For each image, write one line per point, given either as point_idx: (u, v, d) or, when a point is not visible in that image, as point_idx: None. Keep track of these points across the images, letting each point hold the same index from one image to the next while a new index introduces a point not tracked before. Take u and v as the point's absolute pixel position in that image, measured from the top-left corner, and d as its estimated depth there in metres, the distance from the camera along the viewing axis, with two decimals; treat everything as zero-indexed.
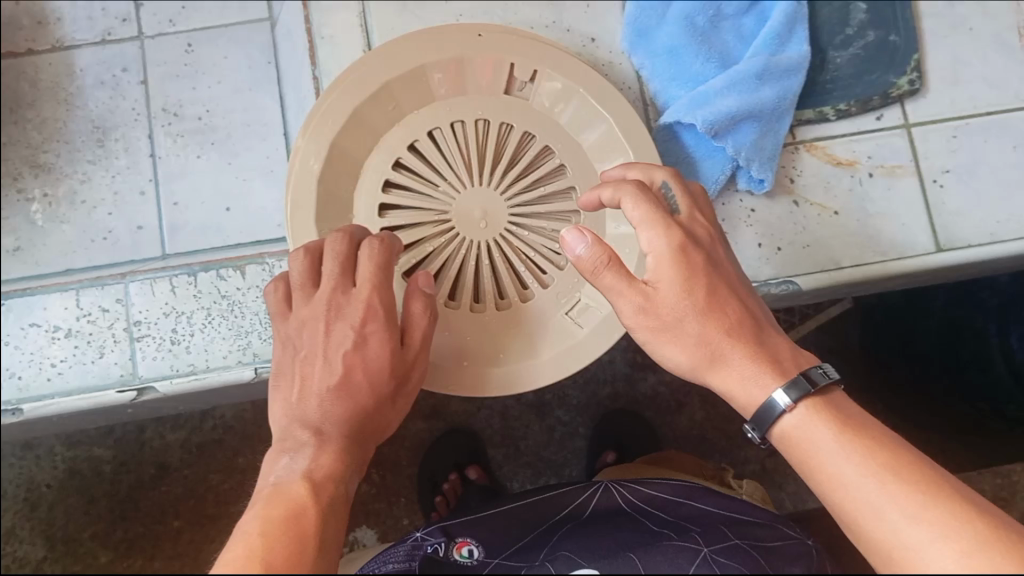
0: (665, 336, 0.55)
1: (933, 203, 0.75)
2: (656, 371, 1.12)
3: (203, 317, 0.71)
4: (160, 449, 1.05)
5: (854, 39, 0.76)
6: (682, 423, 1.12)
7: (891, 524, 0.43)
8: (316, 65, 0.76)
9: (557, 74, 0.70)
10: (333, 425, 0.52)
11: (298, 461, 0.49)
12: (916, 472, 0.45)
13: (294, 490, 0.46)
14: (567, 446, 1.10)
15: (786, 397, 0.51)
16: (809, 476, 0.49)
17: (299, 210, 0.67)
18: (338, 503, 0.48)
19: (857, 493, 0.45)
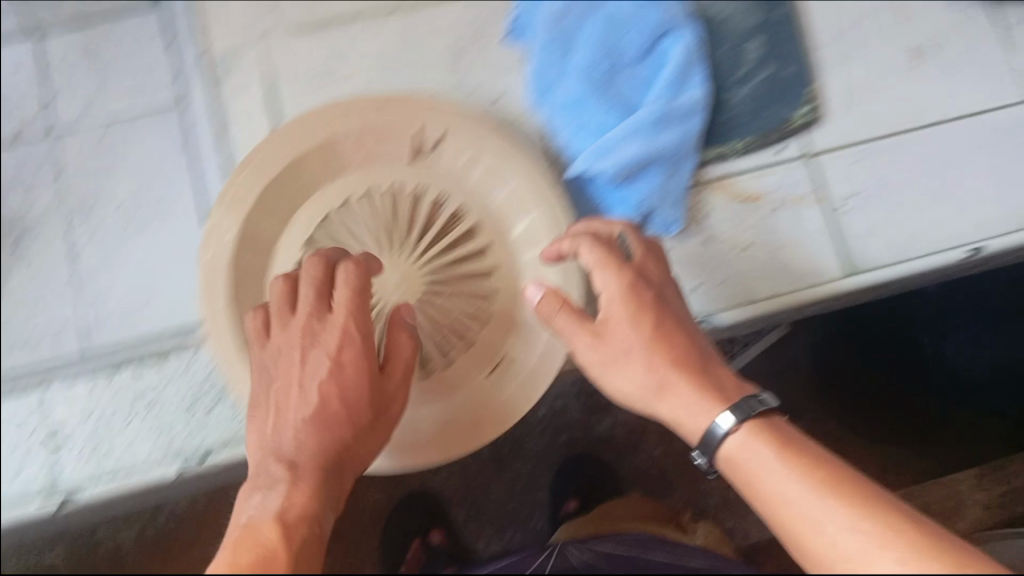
0: (612, 359, 0.57)
1: (841, 229, 0.77)
2: (611, 413, 1.12)
3: (124, 417, 0.70)
4: (114, 550, 1.04)
5: (749, 77, 0.78)
6: (641, 462, 1.12)
7: (832, 534, 0.42)
8: (228, 152, 0.77)
9: (463, 136, 0.70)
10: (308, 456, 0.52)
11: (271, 498, 0.48)
12: (857, 489, 0.44)
13: (265, 532, 0.44)
14: (528, 499, 1.12)
15: (724, 425, 0.51)
16: (752, 497, 0.48)
17: (209, 296, 0.65)
18: (314, 544, 0.46)
19: (795, 505, 0.44)
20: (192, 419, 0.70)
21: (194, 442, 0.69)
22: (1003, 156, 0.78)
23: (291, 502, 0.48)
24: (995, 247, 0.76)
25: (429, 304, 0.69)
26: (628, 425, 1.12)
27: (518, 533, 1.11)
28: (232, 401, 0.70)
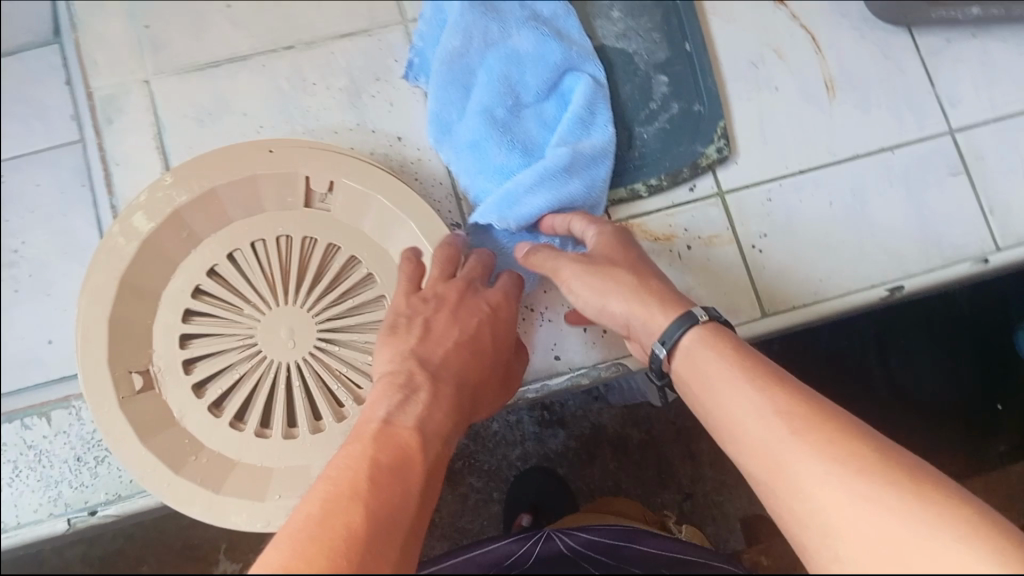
0: (591, 271, 0.56)
1: (754, 268, 0.75)
2: (565, 426, 1.04)
3: (10, 471, 0.68)
4: (60, 566, 1.00)
5: (658, 113, 0.76)
6: (596, 476, 1.04)
7: (809, 492, 0.40)
8: (111, 194, 0.75)
9: (354, 182, 0.69)
10: (448, 377, 0.55)
11: (414, 405, 0.51)
12: (808, 410, 0.44)
13: (404, 434, 0.47)
14: (483, 513, 1.03)
15: (681, 324, 0.51)
16: (716, 423, 0.48)
17: (90, 352, 0.64)
18: (439, 464, 0.48)
19: (772, 460, 0.42)
20: (80, 472, 0.67)
21: (81, 495, 0.67)
22: (915, 191, 0.76)
23: (429, 411, 0.51)
24: (911, 287, 0.75)
25: (321, 355, 0.67)
26: (581, 437, 1.05)
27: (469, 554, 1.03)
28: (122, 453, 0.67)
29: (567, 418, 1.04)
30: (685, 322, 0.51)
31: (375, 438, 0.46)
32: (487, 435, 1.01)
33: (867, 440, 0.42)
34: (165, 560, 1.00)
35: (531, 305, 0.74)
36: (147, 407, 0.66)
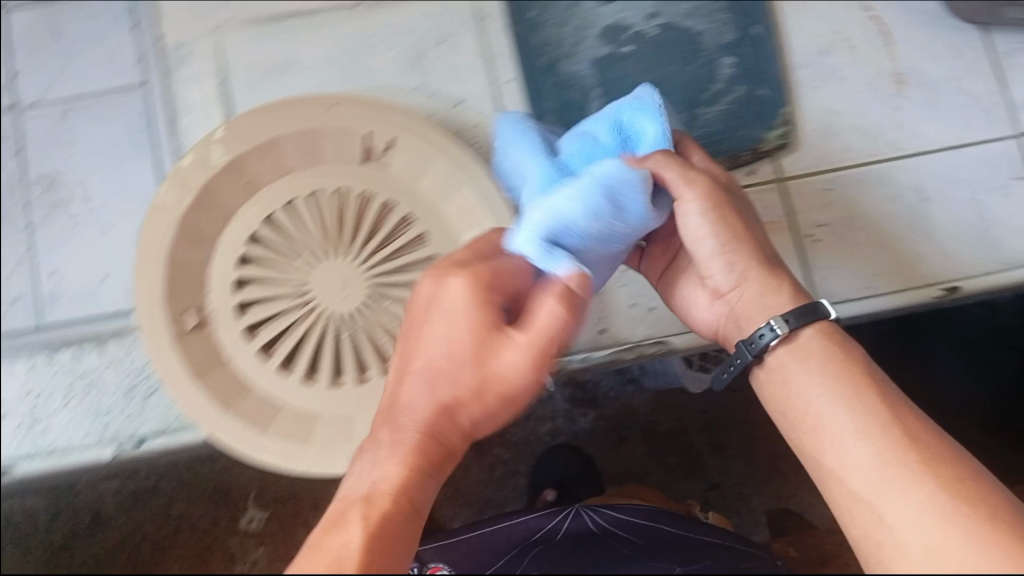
0: (727, 212, 0.55)
1: (808, 259, 0.75)
2: (596, 406, 1.02)
3: (63, 396, 0.70)
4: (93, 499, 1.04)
5: (721, 96, 0.75)
6: (624, 458, 1.03)
7: (894, 509, 0.45)
8: (179, 137, 0.79)
9: (417, 141, 0.70)
10: (411, 419, 0.48)
11: (371, 460, 0.48)
12: (914, 424, 0.48)
13: (372, 488, 0.46)
14: (507, 484, 1.04)
15: (805, 313, 0.54)
16: (787, 414, 0.53)
17: (149, 289, 0.66)
18: (407, 511, 0.46)
19: (858, 464, 0.47)
20: (132, 403, 0.69)
21: (132, 425, 0.69)
22: (978, 192, 0.75)
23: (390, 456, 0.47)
24: (969, 289, 0.74)
25: (370, 309, 0.68)
26: (612, 418, 1.03)
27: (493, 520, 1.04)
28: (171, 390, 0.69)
29: (600, 397, 1.02)
30: (809, 313, 0.54)
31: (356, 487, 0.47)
32: None
33: (943, 458, 0.46)
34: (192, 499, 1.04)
35: None
36: (198, 347, 0.67)
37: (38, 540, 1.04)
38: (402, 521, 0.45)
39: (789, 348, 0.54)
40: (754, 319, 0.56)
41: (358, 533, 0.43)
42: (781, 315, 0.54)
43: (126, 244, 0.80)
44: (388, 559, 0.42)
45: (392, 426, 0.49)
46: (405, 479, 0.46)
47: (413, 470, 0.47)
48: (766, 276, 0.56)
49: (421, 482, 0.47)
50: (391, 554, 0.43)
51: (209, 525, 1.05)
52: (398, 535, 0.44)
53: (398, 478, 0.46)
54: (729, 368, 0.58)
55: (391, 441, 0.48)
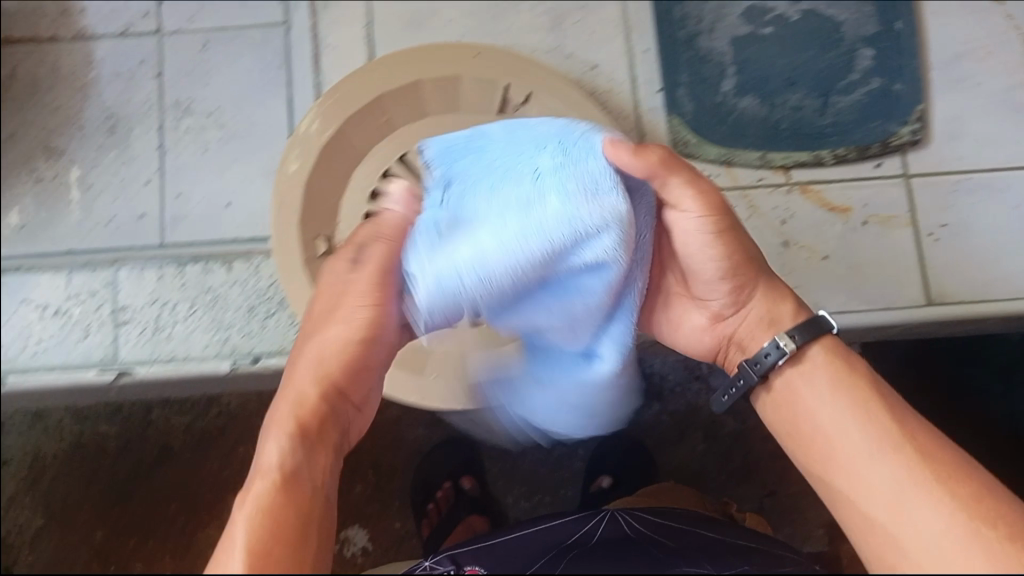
0: (728, 229, 0.52)
1: (927, 257, 0.74)
2: (661, 399, 1.01)
3: (187, 307, 0.75)
4: (165, 431, 1.07)
5: (857, 85, 0.75)
6: (683, 454, 1.01)
7: (924, 523, 0.43)
8: (318, 74, 0.81)
9: (553, 100, 0.71)
10: (302, 391, 0.49)
11: (273, 426, 0.48)
12: (932, 441, 0.46)
13: (274, 456, 0.46)
14: (562, 466, 1.02)
15: (808, 328, 0.52)
16: (795, 439, 0.51)
17: (283, 208, 0.69)
18: (313, 483, 0.46)
19: (878, 480, 0.45)
20: (250, 322, 0.74)
21: (249, 343, 0.74)
22: None
23: (284, 420, 0.48)
24: None
25: None
26: (676, 414, 1.01)
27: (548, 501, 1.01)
28: (290, 311, 0.75)
29: (665, 391, 1.01)
30: (815, 327, 0.52)
31: (260, 455, 0.47)
32: None
33: (961, 470, 0.45)
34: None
35: None
36: (324, 274, 0.69)
37: (114, 462, 1.06)
38: (303, 495, 0.44)
39: (798, 366, 0.52)
40: (754, 338, 0.55)
41: (249, 517, 0.42)
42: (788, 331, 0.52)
43: (247, 174, 0.80)
44: (292, 522, 0.42)
45: (269, 417, 0.49)
46: (292, 458, 0.45)
47: (299, 440, 0.47)
48: (767, 289, 0.55)
49: (319, 460, 0.47)
50: (291, 521, 0.42)
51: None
52: (300, 507, 0.43)
53: (286, 454, 0.46)
54: (731, 388, 0.56)
55: (270, 432, 0.47)
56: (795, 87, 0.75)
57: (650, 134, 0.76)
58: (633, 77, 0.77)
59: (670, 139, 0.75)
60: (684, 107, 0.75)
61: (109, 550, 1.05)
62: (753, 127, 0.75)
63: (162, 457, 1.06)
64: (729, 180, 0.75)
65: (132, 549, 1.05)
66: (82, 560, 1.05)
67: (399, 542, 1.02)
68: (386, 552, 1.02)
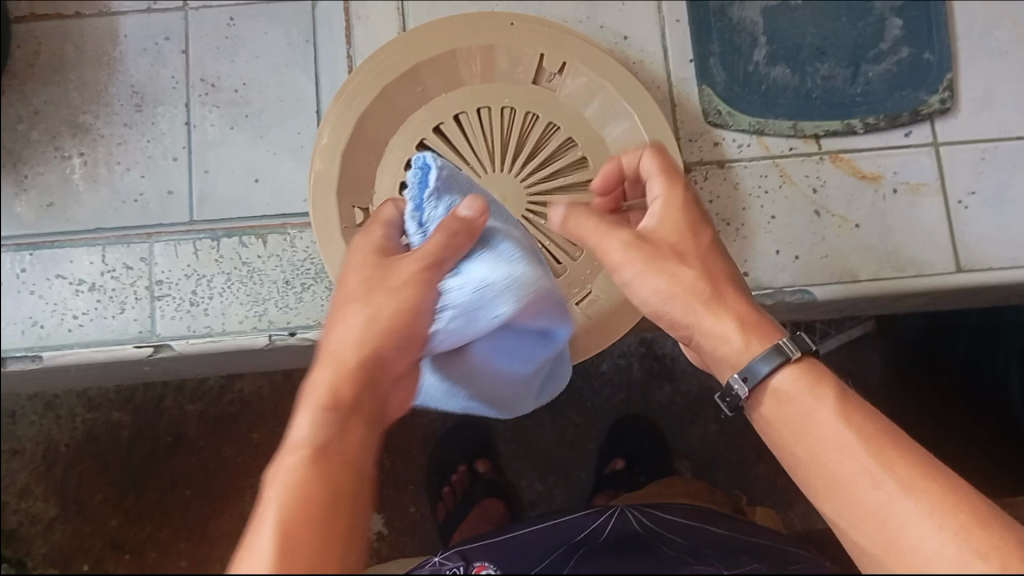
0: (653, 268, 0.53)
1: (957, 224, 0.75)
2: (673, 380, 1.05)
3: (223, 282, 0.77)
4: (178, 418, 1.06)
5: (887, 54, 0.77)
6: (695, 436, 1.04)
7: (922, 548, 0.41)
8: (350, 46, 0.81)
9: (586, 68, 0.72)
10: (340, 367, 0.45)
11: (307, 399, 0.44)
12: (910, 466, 0.44)
13: (306, 436, 0.41)
14: (577, 449, 1.04)
15: (770, 358, 0.50)
16: (784, 447, 0.49)
17: (321, 182, 0.70)
18: (350, 467, 0.41)
19: (864, 512, 0.44)
20: (286, 295, 0.76)
21: (285, 317, 0.76)
22: None
23: (321, 393, 0.44)
24: None
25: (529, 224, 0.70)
26: (688, 394, 1.05)
27: (561, 483, 1.04)
28: (327, 285, 0.77)
29: (676, 372, 1.05)
30: (774, 358, 0.50)
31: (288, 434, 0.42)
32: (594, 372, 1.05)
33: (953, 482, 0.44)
34: (276, 431, 1.05)
35: (726, 220, 0.76)
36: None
37: (128, 449, 1.06)
38: (337, 476, 0.40)
39: (767, 399, 0.51)
40: (719, 369, 0.54)
41: (277, 499, 0.38)
42: (742, 370, 0.51)
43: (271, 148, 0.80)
44: (322, 514, 0.38)
45: (305, 385, 0.45)
46: (324, 432, 0.41)
47: (333, 412, 0.42)
48: (708, 321, 0.52)
49: (354, 433, 0.43)
50: (322, 505, 0.38)
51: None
52: (332, 488, 0.39)
53: (318, 428, 0.42)
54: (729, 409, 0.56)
55: (304, 402, 0.43)
56: (825, 57, 0.77)
57: (681, 104, 0.78)
58: (665, 48, 0.79)
59: (702, 109, 0.78)
60: (716, 78, 0.78)
61: (125, 537, 1.05)
62: (785, 96, 0.77)
63: (177, 445, 1.06)
64: (761, 150, 0.77)
65: (149, 535, 1.05)
66: (99, 547, 1.05)
67: (413, 527, 1.04)
68: (400, 537, 1.04)
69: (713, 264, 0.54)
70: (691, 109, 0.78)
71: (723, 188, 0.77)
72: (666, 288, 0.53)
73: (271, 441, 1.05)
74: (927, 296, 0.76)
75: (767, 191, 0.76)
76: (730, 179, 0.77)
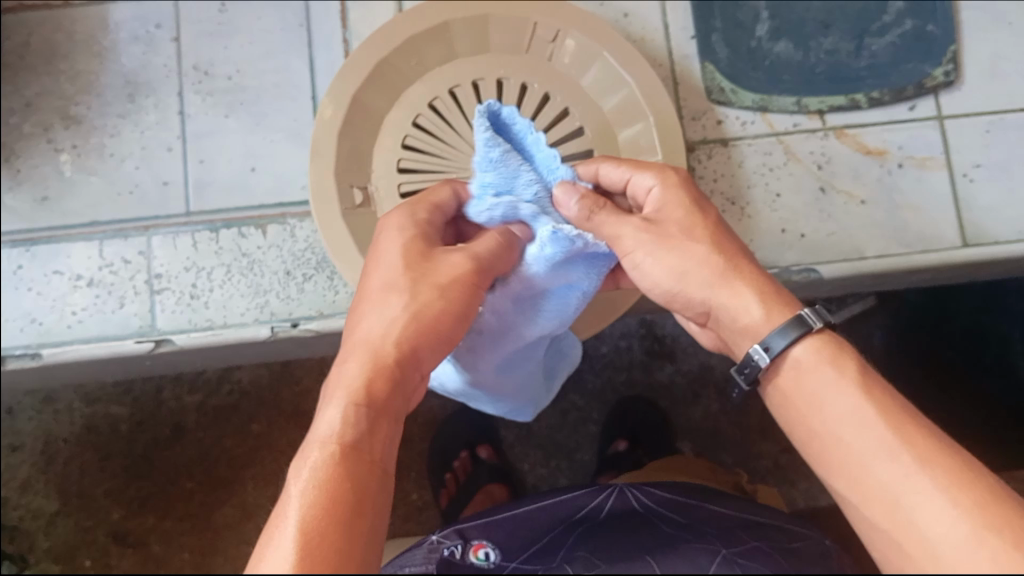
0: (666, 248, 0.53)
1: (963, 198, 0.74)
2: (675, 359, 1.04)
3: (223, 273, 0.76)
4: (177, 410, 1.05)
5: (891, 27, 0.76)
6: (698, 415, 1.04)
7: (927, 531, 0.40)
8: (346, 28, 0.80)
9: (581, 34, 0.72)
10: (376, 360, 0.47)
11: (336, 393, 0.46)
12: (929, 442, 0.43)
13: (335, 432, 0.43)
14: (580, 431, 1.04)
15: (787, 331, 0.49)
16: (797, 425, 0.48)
17: (318, 162, 0.70)
18: (378, 461, 0.44)
19: (874, 487, 0.42)
20: (287, 286, 0.75)
21: (287, 308, 0.75)
22: None
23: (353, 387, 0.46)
24: None
25: None
26: (690, 373, 1.04)
27: (564, 467, 1.03)
28: (328, 275, 0.75)
29: (678, 352, 1.04)
30: (796, 329, 0.49)
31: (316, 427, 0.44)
32: (597, 354, 1.04)
33: (973, 467, 0.42)
34: (276, 420, 1.04)
35: (731, 199, 0.76)
36: (365, 222, 0.70)
37: (128, 442, 1.05)
38: (362, 471, 0.42)
39: (787, 371, 0.49)
40: (735, 342, 0.53)
41: (306, 495, 0.41)
42: (763, 341, 0.50)
43: (267, 135, 0.79)
44: (347, 510, 0.40)
45: (334, 378, 0.47)
46: (353, 428, 0.44)
47: (363, 408, 0.45)
48: (725, 296, 0.52)
49: (382, 429, 0.45)
50: (346, 500, 0.40)
51: (288, 448, 1.04)
52: (359, 483, 0.41)
53: (348, 424, 0.44)
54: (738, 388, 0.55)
55: (335, 394, 0.46)
56: (828, 30, 0.76)
57: (683, 82, 0.78)
58: (666, 24, 0.78)
59: (705, 87, 0.77)
60: (718, 54, 0.77)
61: (127, 530, 1.04)
62: (789, 71, 0.76)
63: (177, 435, 1.05)
64: (766, 126, 0.76)
65: (151, 527, 1.04)
66: (101, 541, 1.04)
67: (417, 513, 1.03)
68: (404, 523, 1.03)
69: (727, 242, 0.54)
70: (694, 86, 0.77)
71: (726, 163, 0.76)
72: (680, 267, 0.53)
73: (272, 430, 1.04)
74: (935, 271, 0.76)
75: (773, 168, 0.76)
76: (733, 157, 0.76)
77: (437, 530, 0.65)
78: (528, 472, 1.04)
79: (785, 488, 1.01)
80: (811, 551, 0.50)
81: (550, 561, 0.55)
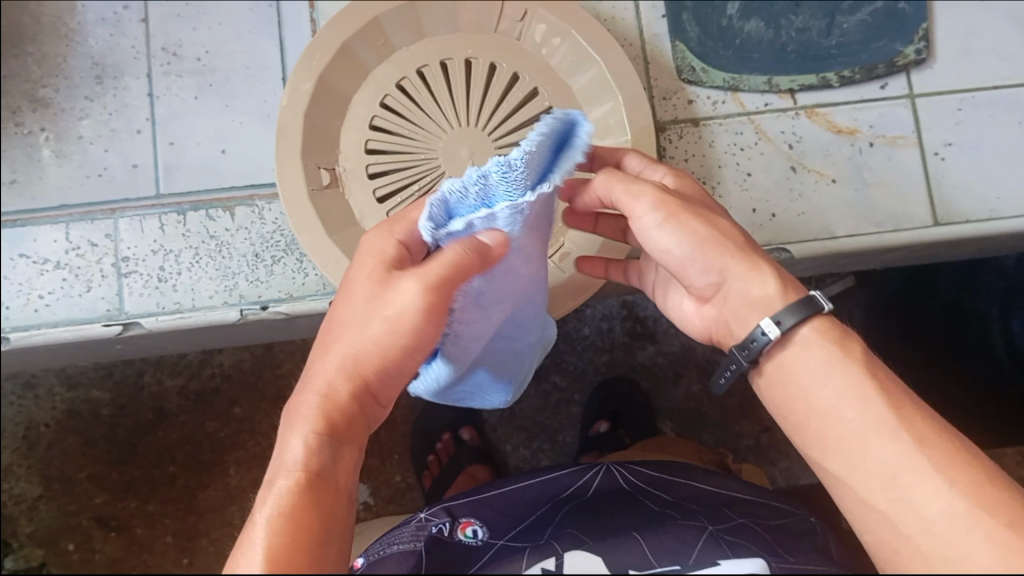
0: (689, 211, 0.50)
1: (934, 175, 0.74)
2: (656, 341, 1.04)
3: (191, 256, 0.75)
4: (159, 395, 1.04)
5: (863, 5, 0.76)
6: (679, 396, 1.04)
7: (925, 510, 0.43)
8: (315, 9, 0.79)
9: (549, 14, 0.72)
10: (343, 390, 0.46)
11: (300, 414, 0.45)
12: (926, 424, 0.46)
13: (301, 457, 0.44)
14: (562, 411, 1.04)
15: (798, 309, 0.49)
16: (789, 412, 0.50)
17: (285, 142, 0.69)
18: (334, 494, 0.44)
19: (875, 469, 0.45)
20: (256, 268, 0.75)
21: (255, 290, 0.74)
22: None
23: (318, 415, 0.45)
24: None
25: None
26: (671, 354, 1.04)
27: (546, 448, 1.03)
28: (298, 257, 0.75)
29: (659, 333, 1.04)
30: (806, 308, 0.49)
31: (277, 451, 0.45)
32: (576, 336, 1.04)
33: (962, 446, 0.46)
34: (258, 404, 1.04)
35: (702, 178, 0.75)
36: (332, 203, 0.69)
37: (110, 426, 1.04)
38: (325, 502, 0.43)
39: (787, 349, 0.50)
40: (742, 320, 0.51)
41: (270, 519, 0.41)
42: (773, 315, 0.49)
43: (234, 116, 0.78)
44: (314, 544, 0.41)
45: (295, 402, 0.46)
46: (319, 459, 0.44)
47: (326, 440, 0.44)
48: (743, 271, 0.50)
49: (343, 459, 0.45)
50: (312, 533, 0.41)
51: (269, 431, 1.04)
52: (319, 514, 0.42)
53: (312, 453, 0.44)
54: (727, 369, 0.54)
55: (296, 418, 0.45)
56: (799, 9, 0.76)
57: (654, 61, 0.77)
58: (637, 3, 0.78)
59: (676, 66, 0.77)
60: (689, 33, 0.77)
61: (110, 513, 1.04)
62: (760, 49, 0.76)
63: (159, 420, 1.05)
64: (737, 106, 0.76)
65: (134, 511, 1.04)
66: (83, 526, 1.04)
67: (400, 494, 1.03)
68: (387, 505, 1.03)
69: (734, 228, 0.52)
70: (665, 66, 0.77)
71: (699, 142, 0.76)
72: (699, 236, 0.50)
73: (255, 413, 1.04)
74: (908, 249, 0.76)
75: (744, 147, 0.76)
76: (704, 137, 0.76)
77: (425, 508, 0.62)
78: (509, 454, 1.03)
79: (766, 468, 1.02)
80: (791, 533, 0.52)
81: (537, 538, 0.56)
